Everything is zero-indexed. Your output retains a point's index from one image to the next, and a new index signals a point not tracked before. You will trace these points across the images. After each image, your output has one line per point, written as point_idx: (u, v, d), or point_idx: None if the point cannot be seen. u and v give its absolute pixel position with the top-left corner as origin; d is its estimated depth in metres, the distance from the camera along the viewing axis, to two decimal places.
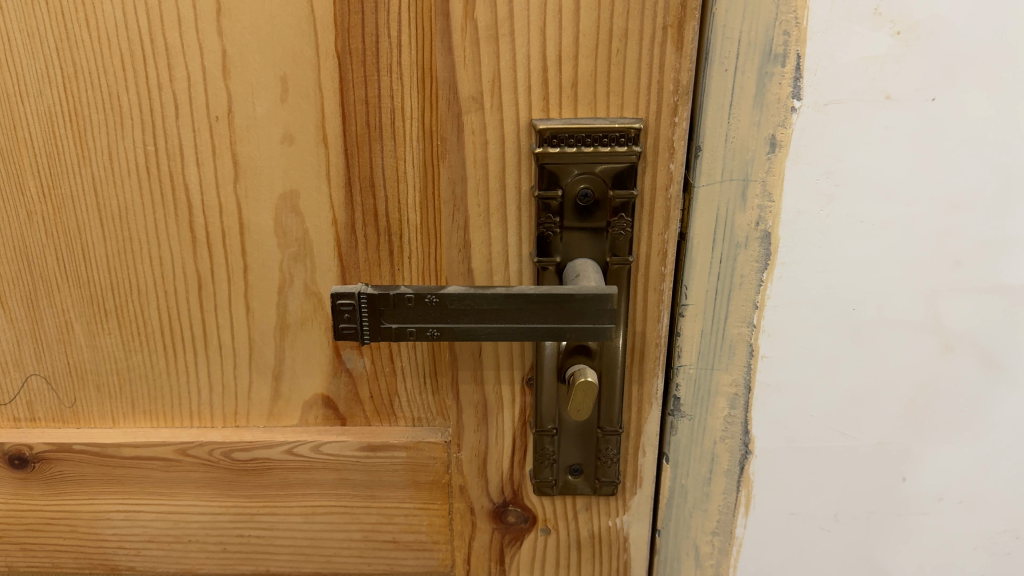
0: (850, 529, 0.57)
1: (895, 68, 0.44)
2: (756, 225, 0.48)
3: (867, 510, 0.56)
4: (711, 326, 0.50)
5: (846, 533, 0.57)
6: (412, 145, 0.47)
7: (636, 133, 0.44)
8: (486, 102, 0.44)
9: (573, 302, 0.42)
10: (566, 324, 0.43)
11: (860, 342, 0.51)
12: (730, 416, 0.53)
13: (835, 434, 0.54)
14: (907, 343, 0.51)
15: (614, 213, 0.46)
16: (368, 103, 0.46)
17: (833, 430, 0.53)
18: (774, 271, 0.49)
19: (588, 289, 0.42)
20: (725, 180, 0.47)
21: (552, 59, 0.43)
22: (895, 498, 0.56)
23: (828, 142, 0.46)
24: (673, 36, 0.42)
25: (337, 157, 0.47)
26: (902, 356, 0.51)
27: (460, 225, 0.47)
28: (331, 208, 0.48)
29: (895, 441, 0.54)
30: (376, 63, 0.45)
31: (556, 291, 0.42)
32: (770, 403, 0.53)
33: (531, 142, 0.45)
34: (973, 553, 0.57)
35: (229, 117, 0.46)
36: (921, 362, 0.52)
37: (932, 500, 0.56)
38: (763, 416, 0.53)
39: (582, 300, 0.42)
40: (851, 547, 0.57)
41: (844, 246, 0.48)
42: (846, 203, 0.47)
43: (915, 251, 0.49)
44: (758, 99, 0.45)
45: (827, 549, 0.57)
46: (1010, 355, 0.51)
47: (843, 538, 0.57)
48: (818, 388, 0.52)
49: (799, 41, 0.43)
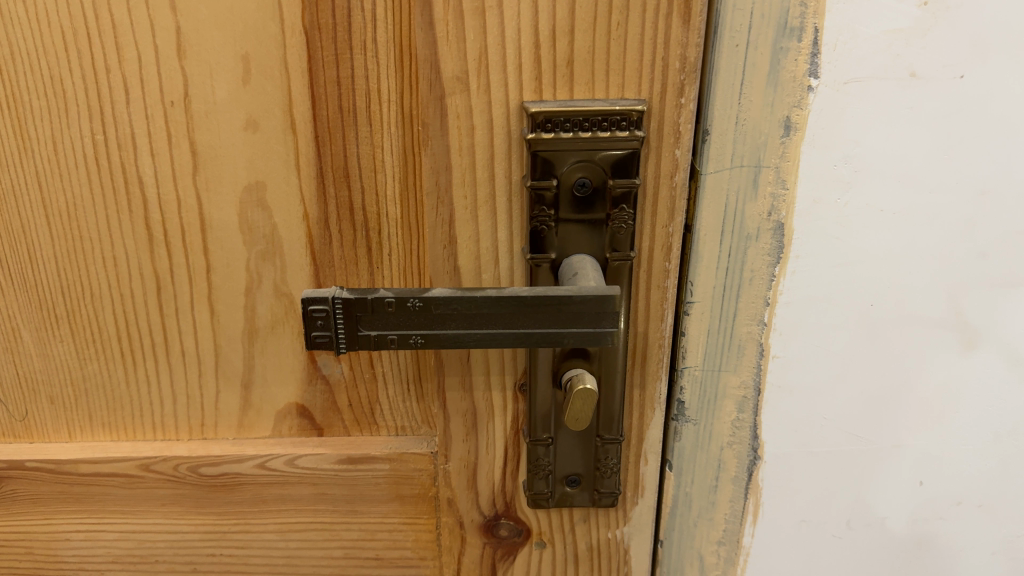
0: (863, 536, 0.53)
1: (921, 43, 0.40)
2: (767, 216, 0.44)
3: (881, 516, 0.53)
4: (718, 326, 0.47)
5: (859, 541, 0.53)
6: (390, 131, 0.42)
7: (638, 116, 0.40)
8: (472, 83, 0.40)
9: (569, 305, 0.38)
10: (563, 328, 0.39)
11: (877, 339, 0.47)
12: (738, 420, 0.49)
13: (849, 437, 0.50)
14: (927, 340, 0.47)
15: (615, 204, 0.41)
16: (340, 84, 0.41)
17: (847, 434, 0.50)
18: (788, 265, 0.45)
19: (588, 291, 0.38)
20: (735, 167, 0.43)
21: (545, 35, 0.38)
22: (912, 506, 0.52)
23: (848, 124, 0.42)
24: (679, 8, 0.38)
25: (307, 146, 0.42)
26: (922, 354, 0.48)
27: (444, 219, 0.43)
28: (301, 202, 0.44)
29: (913, 443, 0.51)
30: (349, 39, 0.40)
31: (552, 293, 0.38)
32: (782, 406, 0.49)
33: (522, 127, 0.40)
34: (992, 558, 0.54)
35: (186, 103, 0.42)
36: (942, 361, 0.48)
37: (951, 506, 0.53)
38: (773, 421, 0.49)
39: (581, 303, 0.38)
40: (863, 555, 0.54)
41: (863, 237, 0.44)
42: (864, 191, 0.43)
43: (940, 242, 0.45)
44: (772, 77, 0.41)
45: (837, 557, 0.54)
46: None
47: (856, 545, 0.53)
48: (832, 389, 0.49)
49: (818, 13, 0.39)
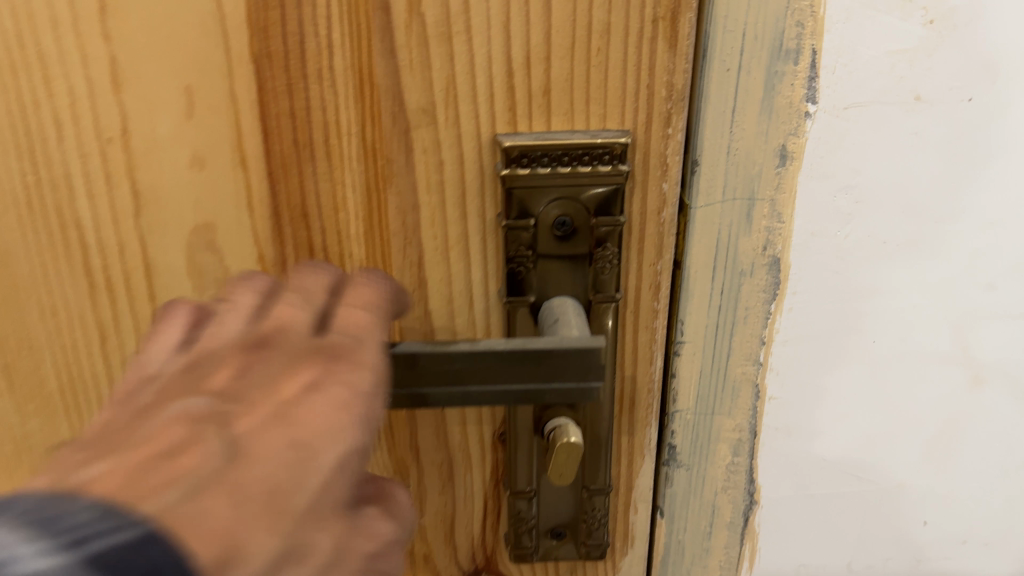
0: None
1: (926, 64, 0.37)
2: (762, 250, 0.40)
3: (885, 557, 0.50)
4: (710, 367, 0.43)
5: None
6: (351, 166, 0.38)
7: (622, 149, 0.36)
8: (440, 114, 0.36)
9: (553, 357, 0.35)
10: (545, 385, 0.35)
11: (878, 377, 0.45)
12: (733, 464, 0.46)
13: (849, 478, 0.47)
14: (931, 375, 0.45)
15: (597, 243, 0.38)
16: (294, 116, 0.37)
17: (848, 474, 0.47)
18: (783, 302, 0.42)
19: (570, 344, 0.34)
20: (727, 200, 0.39)
21: (518, 62, 0.35)
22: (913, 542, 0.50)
23: (847, 152, 0.39)
24: (665, 31, 0.34)
25: (259, 184, 0.38)
26: (925, 390, 0.45)
27: (412, 260, 0.39)
28: (254, 244, 0.40)
29: (916, 482, 0.48)
30: (302, 68, 0.36)
31: (531, 346, 0.35)
32: (779, 448, 0.46)
33: (496, 161, 0.37)
34: None
35: (125, 140, 0.38)
36: (946, 396, 0.45)
37: (953, 540, 0.50)
38: (768, 461, 0.47)
39: (564, 357, 0.35)
40: None
41: (864, 271, 0.41)
42: (866, 222, 0.40)
43: (945, 274, 0.42)
44: (766, 103, 0.37)
45: None
46: None
47: None
48: (832, 430, 0.46)
49: (815, 33, 0.36)
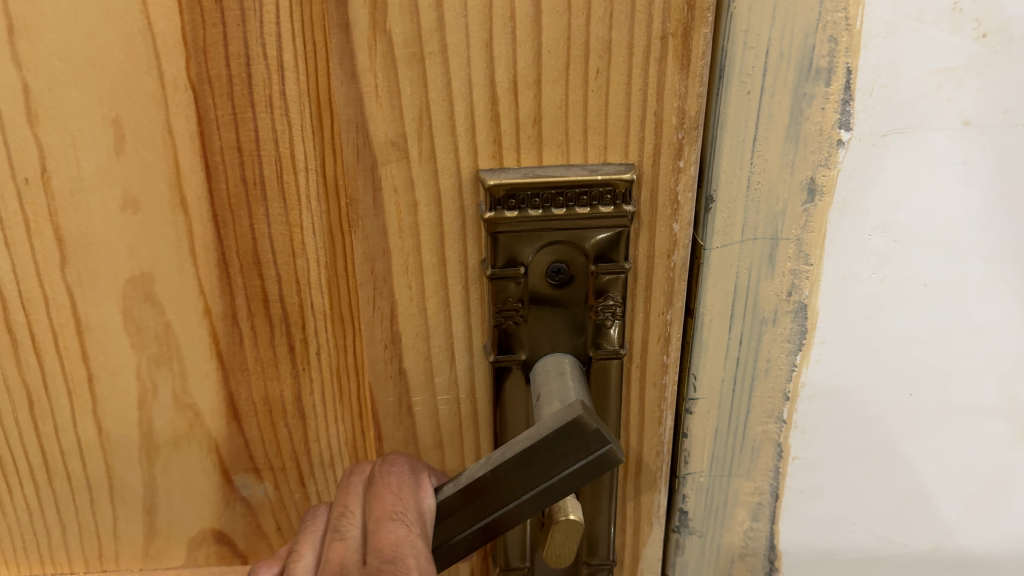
0: None
1: (977, 84, 0.32)
2: (786, 296, 0.35)
3: None
4: (727, 425, 0.38)
5: None
6: (309, 206, 0.33)
7: (626, 187, 0.31)
8: (413, 148, 0.30)
9: (543, 451, 0.29)
10: (551, 480, 0.30)
11: (916, 435, 0.39)
12: (752, 530, 0.41)
13: (881, 544, 0.42)
14: (978, 433, 0.39)
15: (597, 293, 0.33)
16: (241, 150, 0.32)
17: (879, 541, 0.42)
18: (811, 352, 0.37)
19: (552, 427, 0.29)
20: (746, 241, 0.34)
21: (504, 87, 0.29)
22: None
23: (886, 184, 0.33)
24: (675, 49, 0.29)
25: (204, 228, 0.33)
26: (970, 449, 0.39)
27: (384, 313, 0.34)
28: (200, 295, 0.35)
29: (956, 545, 0.42)
30: (249, 94, 0.31)
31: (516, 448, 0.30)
32: (802, 513, 0.41)
33: (479, 201, 0.31)
34: None
35: (44, 179, 0.32)
36: (995, 456, 0.40)
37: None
38: (793, 526, 0.41)
39: (551, 445, 0.29)
40: None
41: (901, 318, 0.36)
42: (904, 263, 0.35)
43: (1001, 322, 0.36)
44: (792, 132, 0.32)
45: None
46: None
47: None
48: (862, 493, 0.40)
49: (850, 50, 0.31)
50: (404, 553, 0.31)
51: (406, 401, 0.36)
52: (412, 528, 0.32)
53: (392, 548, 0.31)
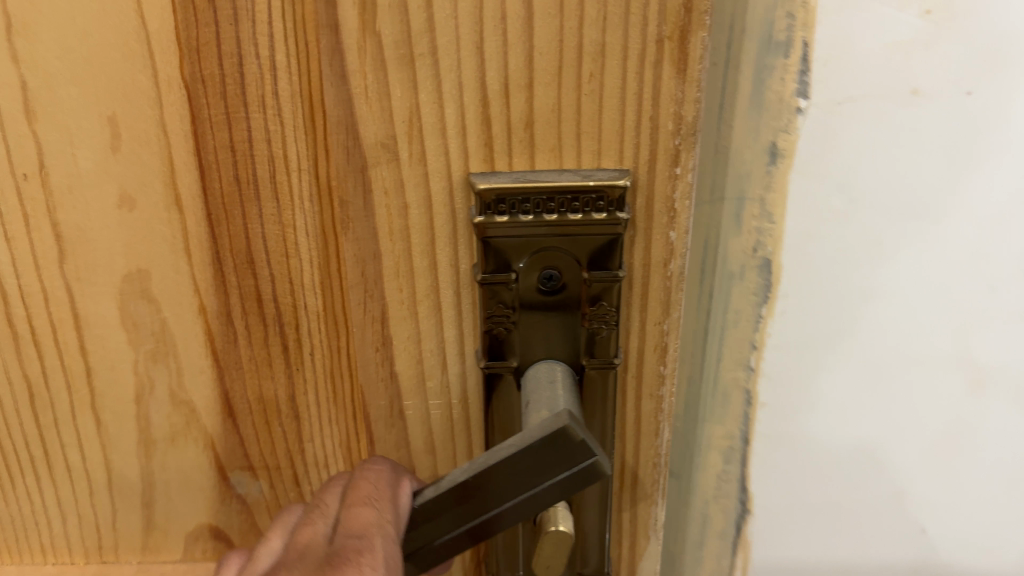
0: None
1: (925, 55, 0.30)
2: (752, 253, 0.35)
3: None
4: (694, 376, 0.38)
5: None
6: (302, 207, 0.32)
7: (620, 194, 0.30)
8: (403, 150, 0.30)
9: (526, 460, 0.29)
10: (534, 490, 0.29)
11: (882, 411, 0.38)
12: (724, 472, 0.40)
13: (860, 524, 0.41)
14: (948, 407, 0.38)
15: (591, 301, 0.32)
16: (234, 149, 0.31)
17: (857, 520, 0.41)
18: (776, 307, 0.36)
19: (536, 436, 0.28)
20: (708, 200, 0.34)
21: (495, 90, 0.29)
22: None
23: (845, 153, 0.32)
24: (672, 53, 0.28)
25: (198, 226, 0.33)
26: (942, 422, 0.38)
27: (374, 315, 0.33)
28: (195, 292, 0.35)
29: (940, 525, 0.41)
30: (241, 94, 0.30)
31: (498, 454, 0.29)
32: (776, 480, 0.40)
33: (469, 206, 0.31)
34: None
35: (43, 176, 0.33)
36: (969, 428, 0.38)
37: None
38: (767, 484, 0.40)
39: (535, 455, 0.28)
40: None
41: (866, 293, 0.35)
42: (869, 232, 0.34)
43: (977, 289, 0.35)
44: (754, 100, 0.32)
45: None
46: None
47: None
48: (831, 470, 0.39)
49: (807, 25, 0.30)
50: (370, 533, 0.32)
51: (398, 405, 0.35)
52: (383, 513, 0.32)
53: (361, 528, 0.32)
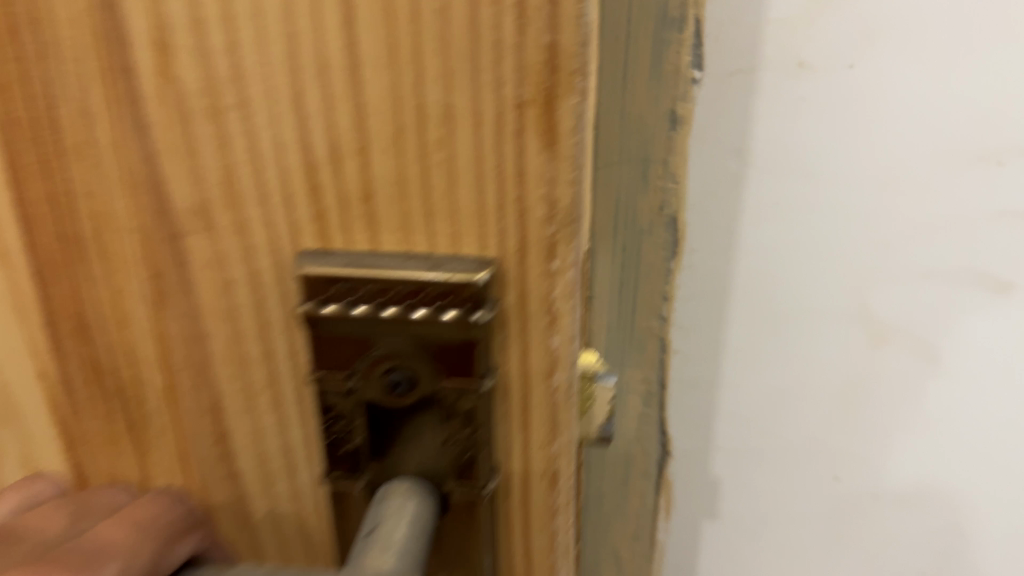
0: None
1: (806, 31, 0.42)
2: (658, 211, 0.46)
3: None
4: (621, 293, 0.49)
5: None
6: (129, 270, 0.28)
7: (468, 291, 0.26)
8: (216, 215, 0.27)
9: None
10: None
11: (782, 321, 0.50)
12: (647, 377, 0.52)
13: (759, 428, 0.55)
14: (838, 326, 0.50)
15: (448, 413, 0.28)
16: (51, 200, 0.28)
17: (758, 426, 0.55)
18: (683, 259, 0.48)
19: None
20: (622, 162, 0.45)
21: (321, 153, 0.25)
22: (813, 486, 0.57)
23: (731, 115, 0.44)
24: (534, 121, 0.24)
25: (26, 284, 0.30)
26: (834, 342, 0.51)
27: (203, 394, 0.30)
28: (28, 356, 0.31)
29: (833, 440, 0.55)
30: (53, 142, 0.27)
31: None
32: (688, 382, 0.54)
33: (300, 295, 0.28)
34: None
35: None
36: (854, 353, 0.51)
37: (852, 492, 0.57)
38: (684, 386, 0.54)
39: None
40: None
41: (754, 230, 0.47)
42: (755, 180, 0.46)
43: (868, 229, 0.47)
44: (653, 71, 0.42)
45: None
46: (947, 347, 0.50)
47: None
48: (733, 365, 0.53)
49: (695, 4, 0.41)
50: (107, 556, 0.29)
51: (246, 499, 0.32)
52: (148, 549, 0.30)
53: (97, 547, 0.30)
